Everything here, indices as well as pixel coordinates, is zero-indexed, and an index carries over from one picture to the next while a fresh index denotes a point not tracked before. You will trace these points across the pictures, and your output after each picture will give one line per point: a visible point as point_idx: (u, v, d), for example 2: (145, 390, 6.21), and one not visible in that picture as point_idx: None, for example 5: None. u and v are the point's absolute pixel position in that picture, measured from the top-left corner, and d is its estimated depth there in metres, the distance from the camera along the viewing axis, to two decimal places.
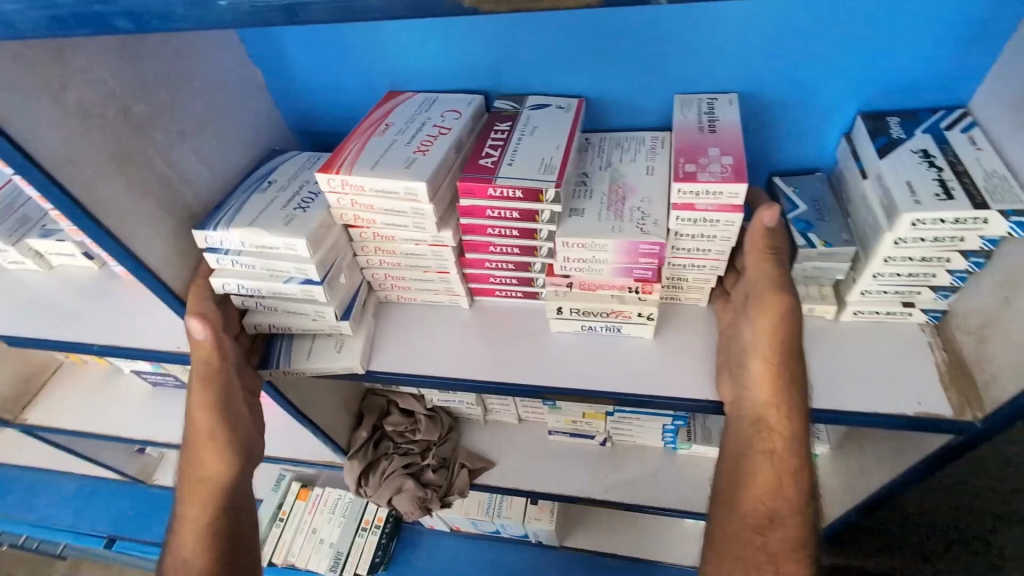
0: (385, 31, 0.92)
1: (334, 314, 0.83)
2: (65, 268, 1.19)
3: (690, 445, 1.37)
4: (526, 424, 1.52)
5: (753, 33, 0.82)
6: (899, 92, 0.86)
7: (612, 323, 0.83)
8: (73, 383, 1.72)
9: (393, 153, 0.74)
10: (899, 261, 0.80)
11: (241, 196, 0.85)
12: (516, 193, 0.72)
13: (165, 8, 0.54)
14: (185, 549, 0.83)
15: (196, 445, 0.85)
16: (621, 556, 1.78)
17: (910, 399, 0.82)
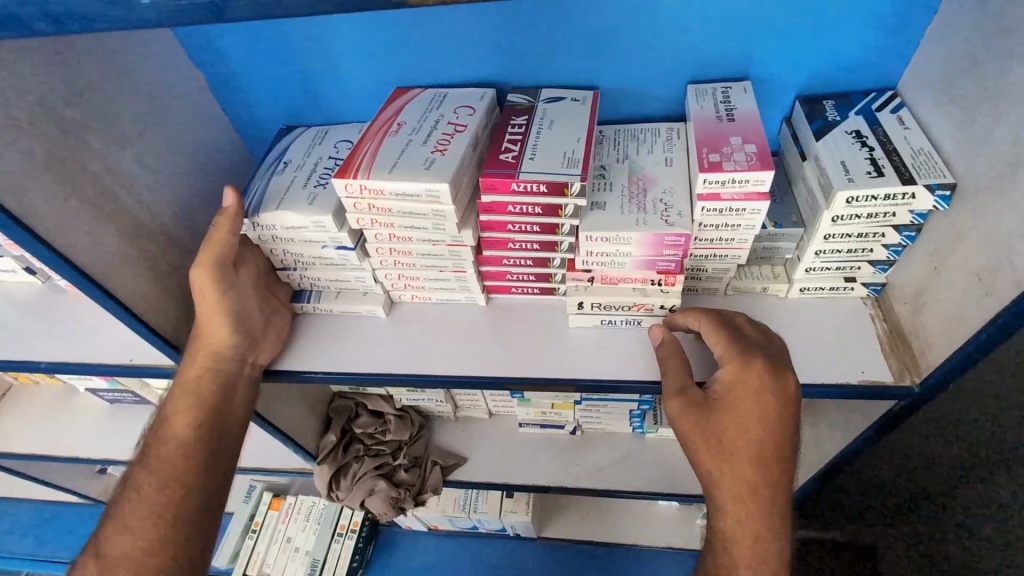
0: (312, 26, 0.83)
1: (373, 277, 0.86)
2: (6, 284, 1.07)
3: (657, 428, 1.33)
4: (496, 419, 1.43)
5: (705, 22, 0.78)
6: (834, 75, 0.82)
7: (632, 316, 0.83)
8: (22, 406, 1.58)
9: (410, 154, 0.71)
10: (837, 238, 0.75)
11: (260, 178, 0.84)
12: (539, 187, 0.69)
13: (86, 7, 0.48)
14: (174, 411, 0.83)
15: (200, 315, 0.81)
16: (598, 541, 1.80)
17: (854, 367, 0.78)
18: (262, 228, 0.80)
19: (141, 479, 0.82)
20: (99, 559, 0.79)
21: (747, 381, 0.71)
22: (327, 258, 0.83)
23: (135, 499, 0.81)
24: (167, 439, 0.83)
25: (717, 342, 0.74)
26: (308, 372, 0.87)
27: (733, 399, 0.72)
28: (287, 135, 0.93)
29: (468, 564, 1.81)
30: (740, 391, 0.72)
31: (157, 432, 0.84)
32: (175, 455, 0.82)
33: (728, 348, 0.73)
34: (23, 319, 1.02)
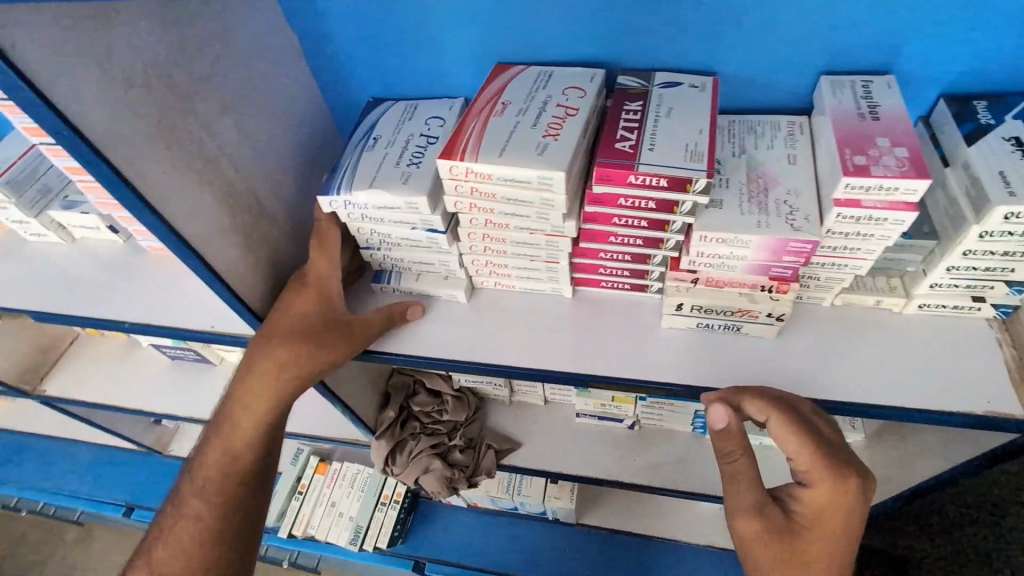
0: None
1: (458, 262, 0.83)
2: (88, 240, 1.07)
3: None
4: (552, 406, 1.41)
5: (855, 8, 0.70)
6: (991, 73, 0.74)
7: (733, 322, 0.78)
8: (89, 355, 1.62)
9: (520, 137, 0.67)
10: (979, 254, 0.69)
11: (351, 153, 0.80)
12: (659, 181, 0.65)
13: None
14: (227, 441, 0.83)
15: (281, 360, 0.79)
16: (637, 533, 1.78)
17: (979, 397, 0.72)
18: (352, 205, 0.76)
19: (195, 505, 0.83)
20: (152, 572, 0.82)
21: (834, 504, 0.71)
22: (414, 239, 0.79)
23: (185, 525, 0.84)
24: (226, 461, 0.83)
25: (803, 457, 0.71)
26: (389, 354, 0.85)
27: (817, 520, 0.72)
28: (376, 108, 0.89)
29: (506, 544, 1.81)
30: (825, 512, 0.71)
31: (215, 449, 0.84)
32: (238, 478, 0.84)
33: (819, 469, 0.70)
34: (106, 276, 1.03)
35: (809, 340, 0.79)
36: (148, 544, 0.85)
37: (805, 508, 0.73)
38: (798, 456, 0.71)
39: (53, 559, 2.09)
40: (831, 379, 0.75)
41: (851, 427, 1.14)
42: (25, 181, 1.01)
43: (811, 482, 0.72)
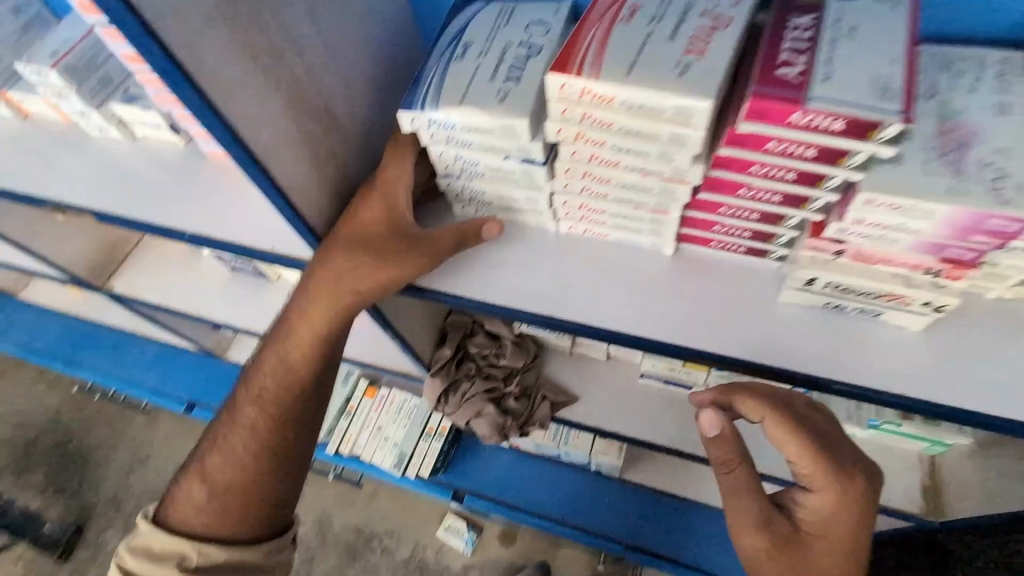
0: None
1: (548, 201, 0.72)
2: (149, 140, 1.01)
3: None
4: (614, 363, 1.31)
5: None
6: None
7: (874, 307, 0.64)
8: (153, 257, 1.61)
9: (656, 52, 0.54)
10: None
11: (436, 63, 0.68)
12: (833, 124, 0.50)
13: None
14: (287, 355, 0.77)
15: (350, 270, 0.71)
16: (680, 498, 1.72)
17: None
18: (438, 126, 0.65)
19: (252, 415, 0.79)
20: (205, 482, 0.78)
21: (836, 510, 0.68)
22: (504, 170, 0.68)
23: (233, 440, 0.79)
24: (280, 378, 0.78)
25: (804, 459, 0.69)
26: (462, 298, 0.76)
27: (824, 524, 0.69)
28: (468, 9, 0.75)
29: (545, 487, 1.79)
30: (831, 518, 0.69)
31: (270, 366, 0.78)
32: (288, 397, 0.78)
33: (822, 474, 0.68)
34: (167, 180, 0.97)
35: (963, 337, 0.65)
36: (200, 451, 0.81)
37: (808, 515, 0.70)
38: (797, 459, 0.70)
39: (120, 441, 2.23)
40: (989, 388, 0.62)
41: (960, 431, 1.00)
42: (85, 67, 0.93)
43: (815, 488, 0.69)
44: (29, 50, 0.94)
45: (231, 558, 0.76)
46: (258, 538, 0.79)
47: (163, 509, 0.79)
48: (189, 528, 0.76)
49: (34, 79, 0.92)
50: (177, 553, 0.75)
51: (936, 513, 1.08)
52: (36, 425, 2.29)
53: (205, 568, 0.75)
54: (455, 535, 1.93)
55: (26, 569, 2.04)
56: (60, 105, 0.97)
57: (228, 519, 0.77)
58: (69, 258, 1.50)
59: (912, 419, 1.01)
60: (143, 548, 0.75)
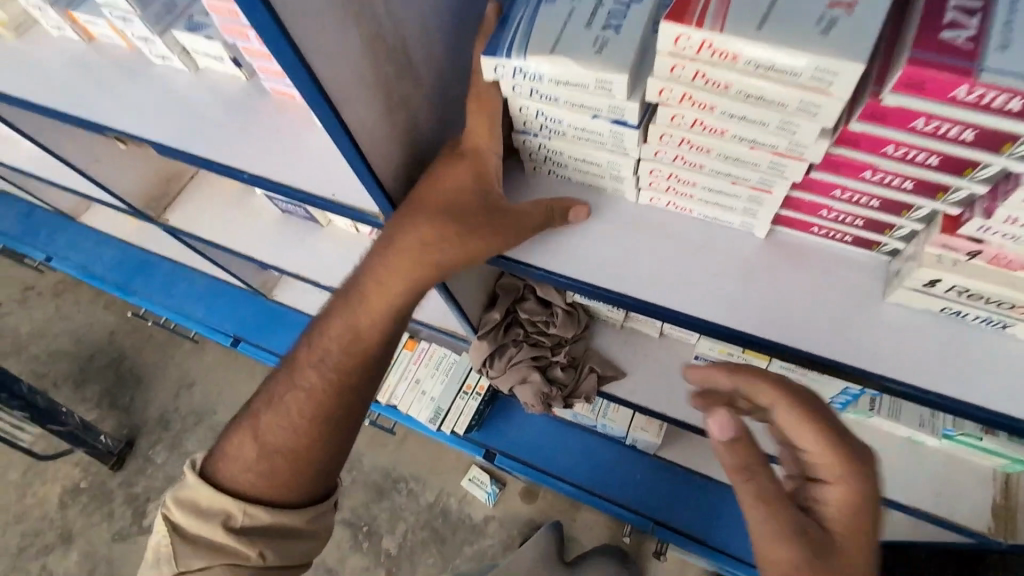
0: None
1: (631, 170, 0.65)
2: (211, 72, 0.98)
3: (869, 416, 1.03)
4: (666, 340, 1.25)
5: None
6: None
7: (999, 317, 0.57)
8: (208, 192, 1.61)
9: (793, 5, 0.46)
10: None
11: (524, 4, 0.60)
12: (1005, 103, 0.42)
13: None
14: (348, 322, 0.73)
15: (428, 240, 0.66)
16: (714, 480, 1.68)
17: None
18: (524, 76, 0.58)
19: (313, 379, 0.75)
20: (254, 443, 0.75)
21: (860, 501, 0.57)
22: (590, 130, 0.61)
23: (288, 406, 0.76)
24: (340, 346, 0.74)
25: (816, 444, 0.58)
26: (527, 267, 0.71)
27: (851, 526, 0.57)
28: None
29: (578, 455, 1.78)
30: (856, 513, 0.58)
31: (331, 331, 0.74)
32: (346, 368, 0.74)
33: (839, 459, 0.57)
34: (227, 116, 0.94)
35: None
36: (256, 405, 0.77)
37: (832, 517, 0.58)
38: (810, 448, 0.59)
39: (169, 367, 2.32)
40: None
41: None
42: None
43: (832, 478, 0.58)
44: None
45: (275, 521, 0.73)
46: (301, 505, 0.75)
47: (209, 465, 0.76)
48: (234, 485, 0.73)
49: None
50: (223, 510, 0.72)
51: (1005, 534, 1.00)
52: (91, 344, 2.40)
53: (250, 530, 0.72)
54: (478, 487, 1.96)
55: (82, 475, 2.18)
56: (124, 30, 0.95)
57: (277, 483, 0.74)
58: (128, 186, 1.51)
59: (996, 434, 0.93)
60: (190, 500, 0.73)
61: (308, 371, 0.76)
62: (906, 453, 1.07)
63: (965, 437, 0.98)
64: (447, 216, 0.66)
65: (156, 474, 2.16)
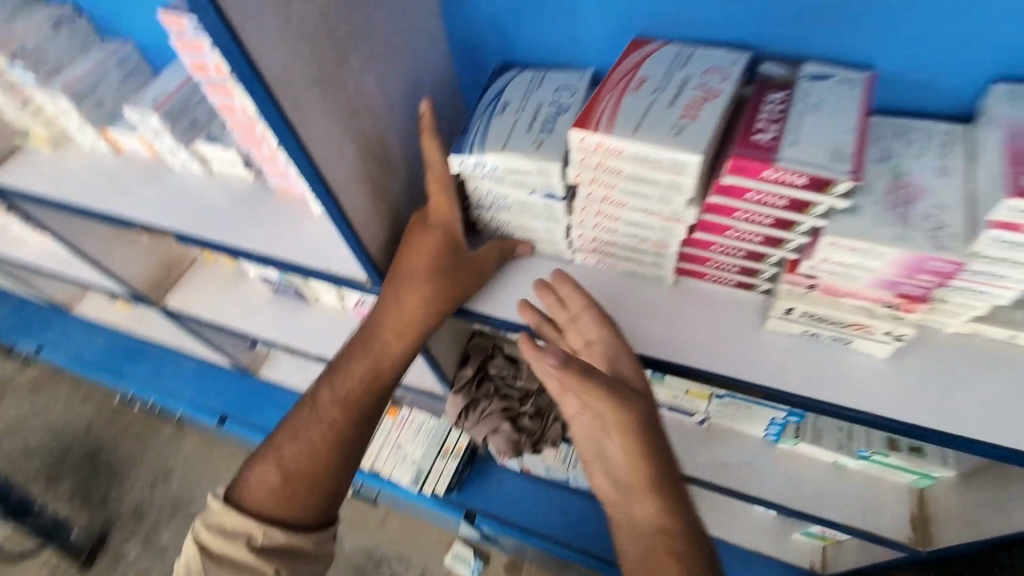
0: None
1: (562, 234, 0.85)
2: (223, 174, 1.18)
3: (796, 442, 1.20)
4: None
5: None
6: None
7: (844, 335, 0.75)
8: (205, 277, 1.77)
9: (657, 116, 0.67)
10: None
11: (480, 117, 0.81)
12: (797, 179, 0.62)
13: None
14: (361, 363, 0.90)
15: (426, 294, 0.85)
16: None
17: None
18: (480, 166, 0.78)
19: (333, 414, 0.89)
20: (277, 470, 0.87)
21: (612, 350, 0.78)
22: (529, 203, 0.81)
23: (305, 437, 0.89)
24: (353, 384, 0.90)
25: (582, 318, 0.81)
26: (488, 315, 0.89)
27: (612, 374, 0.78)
28: (502, 76, 0.89)
29: (555, 510, 1.85)
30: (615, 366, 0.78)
31: (346, 371, 0.90)
32: (358, 401, 0.89)
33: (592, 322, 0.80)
34: (236, 209, 1.13)
35: (920, 364, 0.74)
36: (277, 439, 0.90)
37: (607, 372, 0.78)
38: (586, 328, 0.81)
39: (149, 453, 2.35)
40: (947, 412, 0.70)
41: (942, 461, 1.07)
42: (180, 112, 1.11)
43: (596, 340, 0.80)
44: (135, 99, 1.13)
45: (290, 541, 0.83)
46: (309, 529, 0.86)
47: (232, 492, 0.86)
48: (262, 507, 0.84)
49: (138, 120, 1.10)
50: (246, 531, 0.82)
51: (922, 542, 1.12)
52: (71, 436, 2.42)
53: (268, 548, 0.82)
54: (462, 564, 1.97)
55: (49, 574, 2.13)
56: (154, 143, 1.15)
57: (296, 504, 0.85)
58: (132, 274, 1.66)
59: (898, 449, 1.08)
60: (217, 523, 0.83)
61: (325, 405, 0.90)
62: (833, 476, 1.22)
63: (878, 456, 1.12)
64: (436, 274, 0.84)
65: (128, 568, 2.13)
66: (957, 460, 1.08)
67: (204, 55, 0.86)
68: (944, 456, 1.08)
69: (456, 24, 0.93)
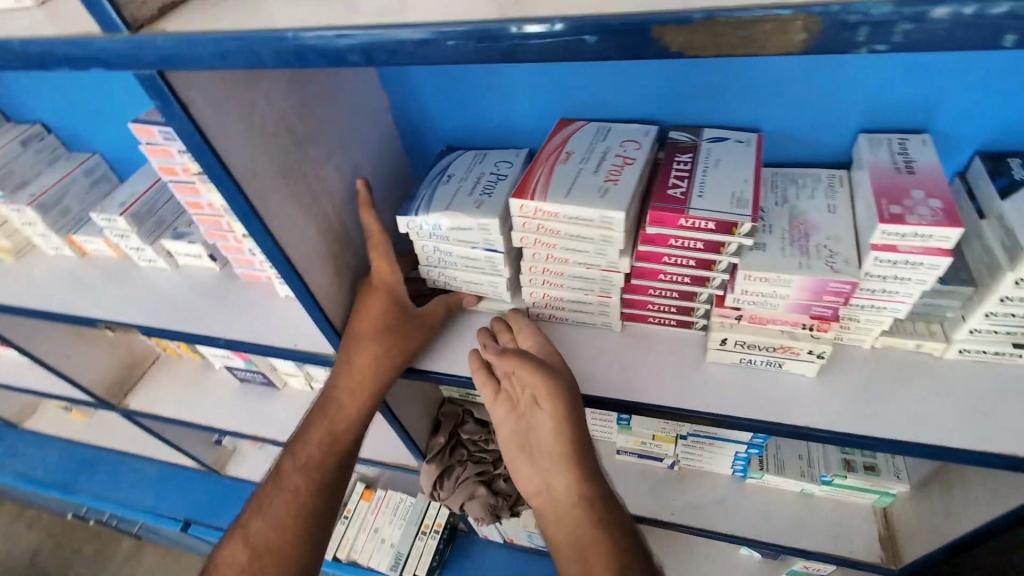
0: (509, 70, 0.91)
1: (506, 285, 0.91)
2: (189, 267, 1.23)
3: (762, 474, 1.24)
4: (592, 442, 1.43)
5: (893, 82, 0.78)
6: (1021, 134, 0.78)
7: (775, 358, 0.83)
8: (167, 374, 1.75)
9: (584, 182, 0.77)
10: (1015, 302, 0.71)
11: (427, 187, 0.91)
12: (708, 225, 0.72)
13: (395, 44, 0.51)
14: (321, 430, 0.96)
15: (374, 354, 0.91)
16: None
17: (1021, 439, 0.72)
18: (425, 225, 0.86)
19: (297, 481, 0.96)
20: (250, 541, 0.93)
21: (550, 356, 0.86)
22: (473, 258, 0.88)
23: (275, 506, 0.95)
24: (314, 449, 0.97)
25: (525, 336, 0.89)
26: (451, 375, 0.94)
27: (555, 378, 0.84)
28: (447, 156, 1.00)
29: None
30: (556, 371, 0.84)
31: (308, 437, 0.97)
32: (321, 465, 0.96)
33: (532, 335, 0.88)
34: (203, 299, 1.16)
35: (845, 378, 0.82)
36: (244, 516, 0.96)
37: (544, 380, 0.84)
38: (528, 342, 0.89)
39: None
40: (876, 419, 0.77)
41: (896, 476, 1.13)
42: (147, 213, 1.16)
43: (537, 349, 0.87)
44: (102, 204, 1.18)
45: None
46: None
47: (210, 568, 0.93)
48: None
49: (105, 224, 1.15)
50: None
51: (894, 560, 1.15)
52: (15, 566, 2.23)
53: None
54: None
55: None
56: (120, 244, 1.20)
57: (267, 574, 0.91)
58: (91, 378, 1.64)
59: (853, 469, 1.14)
60: None
61: (289, 473, 0.97)
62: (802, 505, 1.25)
63: (838, 479, 1.18)
64: (381, 335, 0.90)
65: None
66: (909, 474, 1.14)
67: (173, 160, 0.94)
68: (897, 471, 1.14)
69: (404, 116, 1.04)
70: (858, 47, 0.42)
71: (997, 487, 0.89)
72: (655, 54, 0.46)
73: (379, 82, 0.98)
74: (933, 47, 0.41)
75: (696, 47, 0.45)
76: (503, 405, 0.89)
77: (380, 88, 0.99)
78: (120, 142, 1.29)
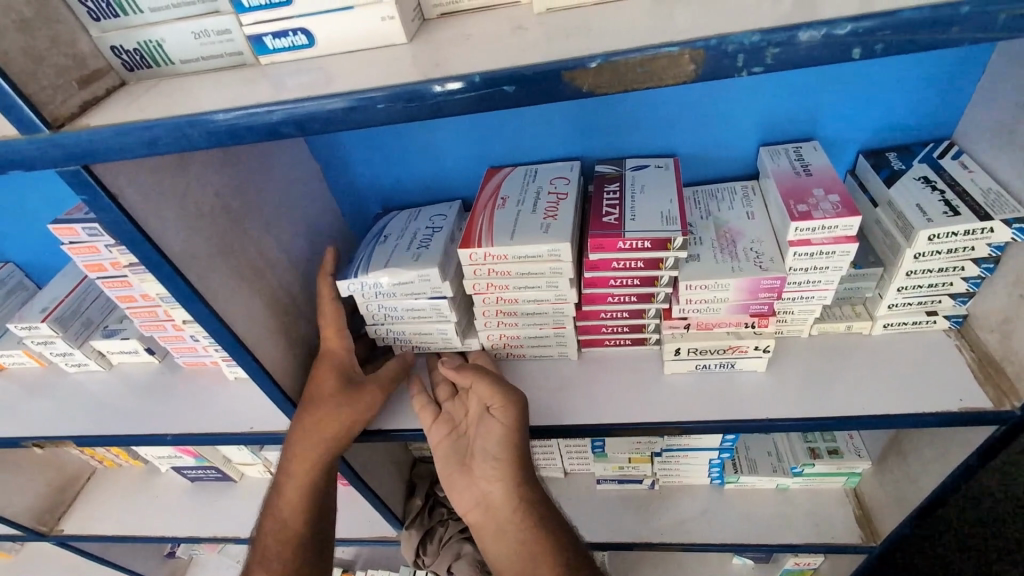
0: (436, 126, 0.95)
1: (455, 332, 0.91)
2: (124, 365, 1.16)
3: (738, 477, 1.28)
4: (572, 477, 1.43)
5: (777, 99, 0.88)
6: (891, 130, 0.90)
7: (726, 359, 0.87)
8: (106, 489, 1.60)
9: (525, 221, 0.81)
10: (919, 274, 0.80)
11: (363, 250, 0.92)
12: (644, 244, 0.77)
13: (326, 114, 0.54)
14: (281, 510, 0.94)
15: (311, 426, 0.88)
16: None
17: (952, 396, 0.79)
18: (364, 286, 0.86)
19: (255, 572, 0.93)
20: None
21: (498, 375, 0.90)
22: (417, 310, 0.89)
23: None
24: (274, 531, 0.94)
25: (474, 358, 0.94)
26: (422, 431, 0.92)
27: None
28: (381, 219, 1.01)
29: None
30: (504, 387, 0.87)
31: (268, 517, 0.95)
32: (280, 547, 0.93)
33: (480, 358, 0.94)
34: (143, 396, 1.10)
35: (792, 367, 0.88)
36: None
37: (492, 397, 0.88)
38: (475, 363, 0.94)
39: None
40: (827, 400, 0.83)
41: (858, 454, 1.20)
42: (72, 314, 1.10)
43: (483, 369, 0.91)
44: (20, 313, 1.11)
45: None
46: None
47: None
48: None
49: (24, 332, 1.08)
50: None
51: (872, 538, 1.20)
52: None
53: None
54: None
55: None
56: (42, 351, 1.12)
57: None
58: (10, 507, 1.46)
59: (819, 455, 1.20)
60: None
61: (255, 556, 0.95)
62: (780, 500, 1.29)
63: (808, 468, 1.23)
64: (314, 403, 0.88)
65: None
66: (869, 450, 1.21)
67: (99, 255, 0.91)
68: (859, 450, 1.20)
69: (338, 183, 1.05)
70: (740, 72, 0.48)
71: (946, 446, 0.96)
72: (569, 95, 0.50)
73: (309, 152, 1.00)
74: (802, 64, 0.47)
75: (603, 86, 0.49)
76: (446, 426, 0.92)
77: (312, 158, 1.00)
78: (36, 246, 1.23)
